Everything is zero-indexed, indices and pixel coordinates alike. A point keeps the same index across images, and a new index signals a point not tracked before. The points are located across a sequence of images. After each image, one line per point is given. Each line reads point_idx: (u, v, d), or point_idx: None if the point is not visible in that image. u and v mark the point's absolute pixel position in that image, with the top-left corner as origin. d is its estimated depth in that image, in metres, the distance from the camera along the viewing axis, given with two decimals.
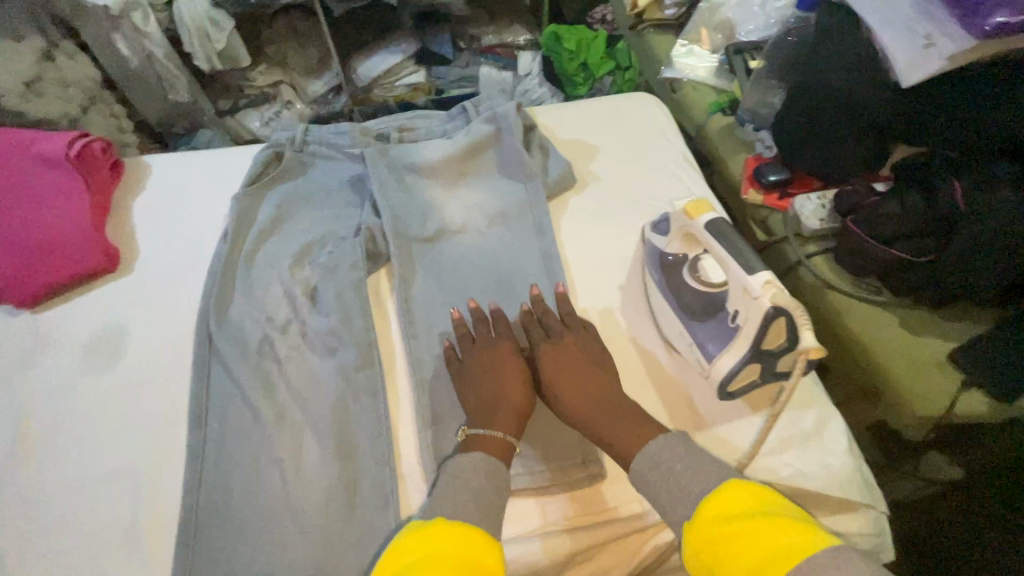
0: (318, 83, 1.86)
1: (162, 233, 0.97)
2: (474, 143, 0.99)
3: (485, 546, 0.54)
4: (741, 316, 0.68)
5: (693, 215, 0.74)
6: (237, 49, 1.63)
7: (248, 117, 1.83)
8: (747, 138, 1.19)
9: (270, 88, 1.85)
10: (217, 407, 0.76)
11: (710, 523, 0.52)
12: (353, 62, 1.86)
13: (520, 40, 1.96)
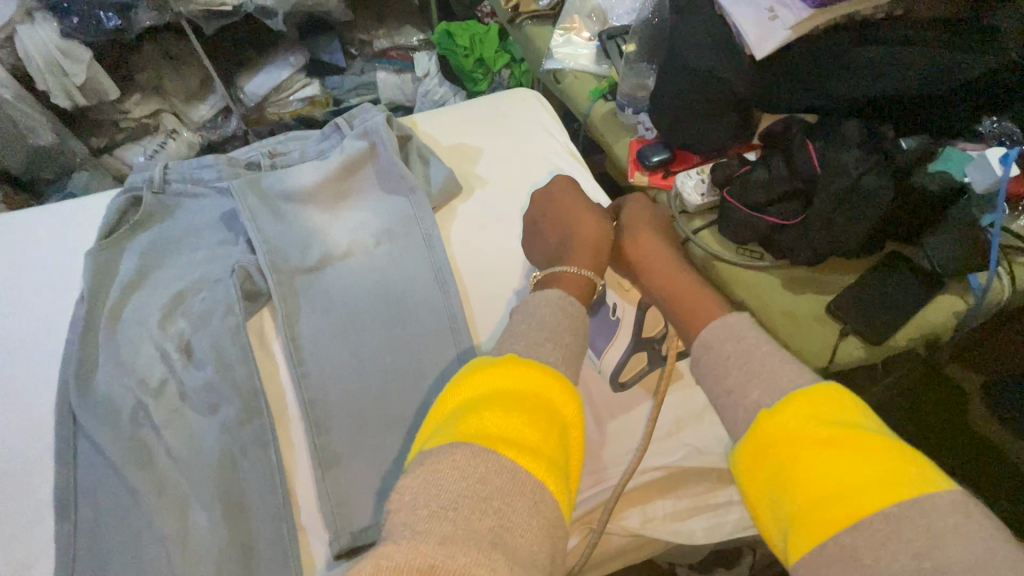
0: (204, 108, 1.76)
1: (7, 303, 0.86)
2: (350, 161, 0.95)
3: (563, 395, 0.48)
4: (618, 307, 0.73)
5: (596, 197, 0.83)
6: (104, 82, 1.48)
7: (129, 152, 1.71)
8: (628, 122, 1.21)
9: (149, 119, 1.71)
10: (87, 490, 0.69)
11: (789, 423, 0.46)
12: (238, 80, 1.77)
13: (413, 40, 1.93)
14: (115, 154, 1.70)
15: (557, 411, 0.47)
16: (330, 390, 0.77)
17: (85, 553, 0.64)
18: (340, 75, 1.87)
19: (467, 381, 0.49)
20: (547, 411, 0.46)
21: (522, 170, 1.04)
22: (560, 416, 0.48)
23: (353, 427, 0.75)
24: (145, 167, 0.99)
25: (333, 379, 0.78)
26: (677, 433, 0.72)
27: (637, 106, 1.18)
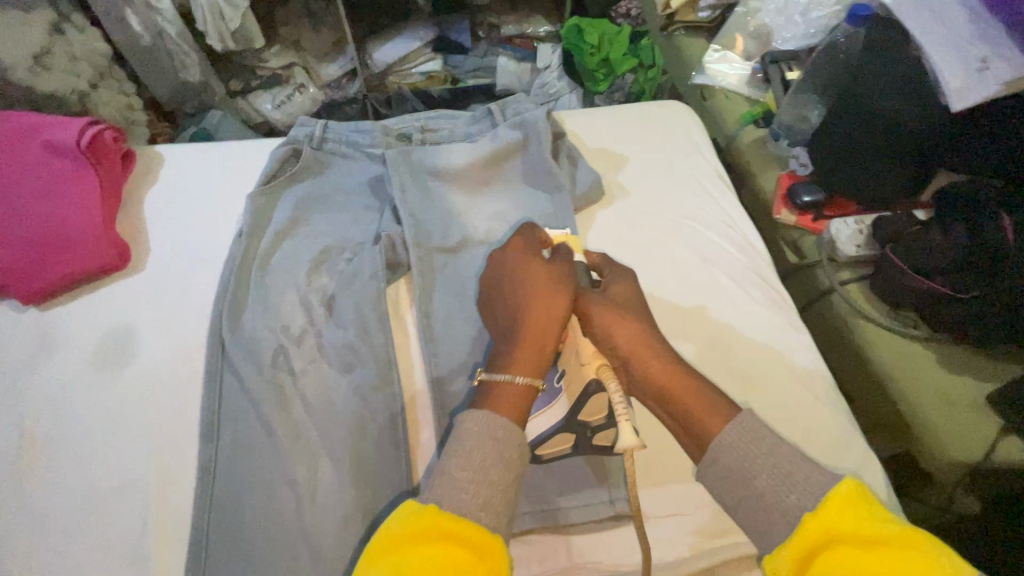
0: (333, 67, 1.79)
1: (174, 229, 0.93)
2: (500, 150, 0.96)
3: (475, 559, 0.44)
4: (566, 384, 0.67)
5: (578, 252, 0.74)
6: (252, 30, 1.56)
7: (259, 100, 1.76)
8: (780, 153, 1.15)
9: (283, 70, 1.75)
10: (228, 420, 0.73)
11: (844, 520, 0.45)
12: (370, 47, 1.80)
13: (540, 31, 1.89)
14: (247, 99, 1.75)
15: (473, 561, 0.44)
16: (456, 374, 0.77)
17: (222, 480, 0.68)
18: (464, 55, 1.88)
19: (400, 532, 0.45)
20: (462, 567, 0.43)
21: (668, 185, 1.00)
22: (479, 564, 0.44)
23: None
24: (306, 120, 1.03)
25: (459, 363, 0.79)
26: None
27: (795, 139, 1.12)
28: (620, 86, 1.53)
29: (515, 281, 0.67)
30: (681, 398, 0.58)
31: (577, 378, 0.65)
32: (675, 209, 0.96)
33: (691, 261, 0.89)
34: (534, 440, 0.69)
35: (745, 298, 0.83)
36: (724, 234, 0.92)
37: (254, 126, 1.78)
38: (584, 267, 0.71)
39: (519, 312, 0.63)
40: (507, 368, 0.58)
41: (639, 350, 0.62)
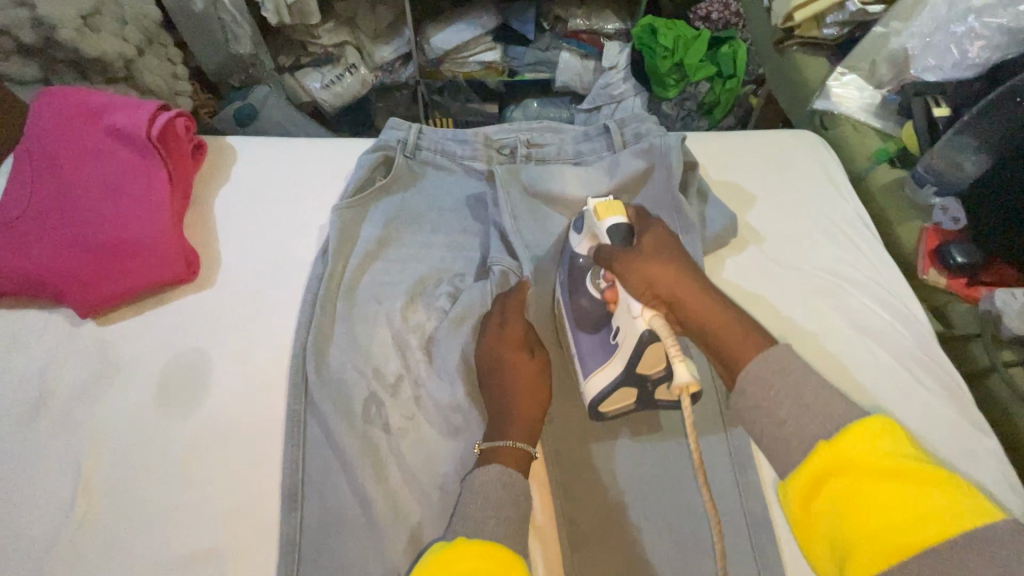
0: (387, 49, 1.53)
1: (250, 239, 0.83)
2: (624, 182, 0.85)
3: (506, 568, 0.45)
4: (620, 333, 0.62)
5: (605, 217, 0.66)
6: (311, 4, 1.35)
7: (307, 77, 1.51)
8: (922, 202, 1.01)
9: (336, 48, 1.51)
10: (315, 482, 0.63)
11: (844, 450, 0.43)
12: (427, 29, 1.51)
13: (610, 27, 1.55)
14: (295, 76, 1.52)
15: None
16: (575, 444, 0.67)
17: (310, 559, 0.59)
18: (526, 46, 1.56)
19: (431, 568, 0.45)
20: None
21: (809, 232, 0.87)
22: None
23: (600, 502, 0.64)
24: (399, 124, 0.91)
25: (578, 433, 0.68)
26: None
27: (943, 188, 0.98)
28: (690, 95, 1.52)
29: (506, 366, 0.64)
30: (733, 344, 0.53)
31: (629, 331, 0.60)
32: (819, 263, 0.84)
33: (845, 332, 0.76)
34: (593, 400, 0.64)
35: (918, 389, 0.72)
36: (881, 301, 0.80)
37: (301, 105, 1.55)
38: (622, 231, 0.64)
39: (501, 411, 0.62)
40: (496, 437, 0.60)
41: (692, 298, 0.57)
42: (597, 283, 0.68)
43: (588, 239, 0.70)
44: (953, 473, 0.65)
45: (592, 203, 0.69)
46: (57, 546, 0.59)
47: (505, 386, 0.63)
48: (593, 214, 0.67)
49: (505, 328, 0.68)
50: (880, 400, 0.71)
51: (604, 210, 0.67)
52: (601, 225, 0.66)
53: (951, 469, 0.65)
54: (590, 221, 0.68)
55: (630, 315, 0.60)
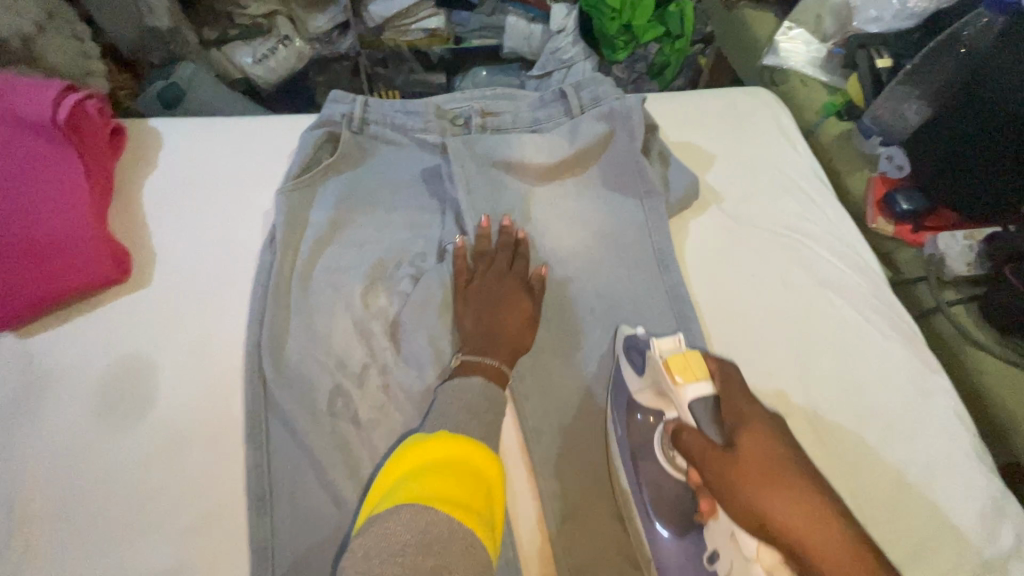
0: (322, 18, 1.42)
1: (186, 231, 0.76)
2: (582, 150, 0.82)
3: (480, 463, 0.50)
4: (707, 519, 0.53)
5: (683, 380, 0.55)
6: None
7: (237, 51, 1.40)
8: (869, 152, 1.04)
9: (264, 19, 1.41)
10: (283, 486, 0.60)
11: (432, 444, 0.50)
12: None
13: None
14: (222, 50, 1.39)
15: (483, 476, 0.49)
16: (552, 418, 0.66)
17: (284, 564, 0.56)
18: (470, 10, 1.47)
19: (407, 456, 0.50)
20: (475, 478, 0.48)
21: (767, 189, 0.87)
22: (484, 478, 0.49)
23: (581, 475, 0.63)
24: (342, 96, 0.85)
25: (553, 408, 0.67)
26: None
27: (889, 137, 1.01)
28: (640, 57, 1.48)
29: (486, 289, 0.70)
30: (813, 539, 0.43)
31: (732, 555, 0.49)
32: (778, 220, 0.84)
33: (806, 286, 0.78)
34: (680, 561, 0.54)
35: (878, 337, 0.73)
36: (838, 253, 0.81)
37: (231, 83, 1.42)
38: (708, 405, 0.54)
39: (490, 329, 0.66)
40: (482, 354, 0.64)
41: (753, 466, 0.47)
42: (667, 452, 0.59)
43: (652, 389, 0.60)
44: (908, 412, 0.68)
45: (659, 345, 0.59)
46: None
47: (500, 312, 0.68)
48: (666, 373, 0.56)
49: (506, 267, 0.72)
50: (842, 349, 0.72)
51: (677, 363, 0.56)
52: (677, 391, 0.55)
53: (909, 410, 0.68)
54: (659, 373, 0.57)
55: (737, 543, 0.48)
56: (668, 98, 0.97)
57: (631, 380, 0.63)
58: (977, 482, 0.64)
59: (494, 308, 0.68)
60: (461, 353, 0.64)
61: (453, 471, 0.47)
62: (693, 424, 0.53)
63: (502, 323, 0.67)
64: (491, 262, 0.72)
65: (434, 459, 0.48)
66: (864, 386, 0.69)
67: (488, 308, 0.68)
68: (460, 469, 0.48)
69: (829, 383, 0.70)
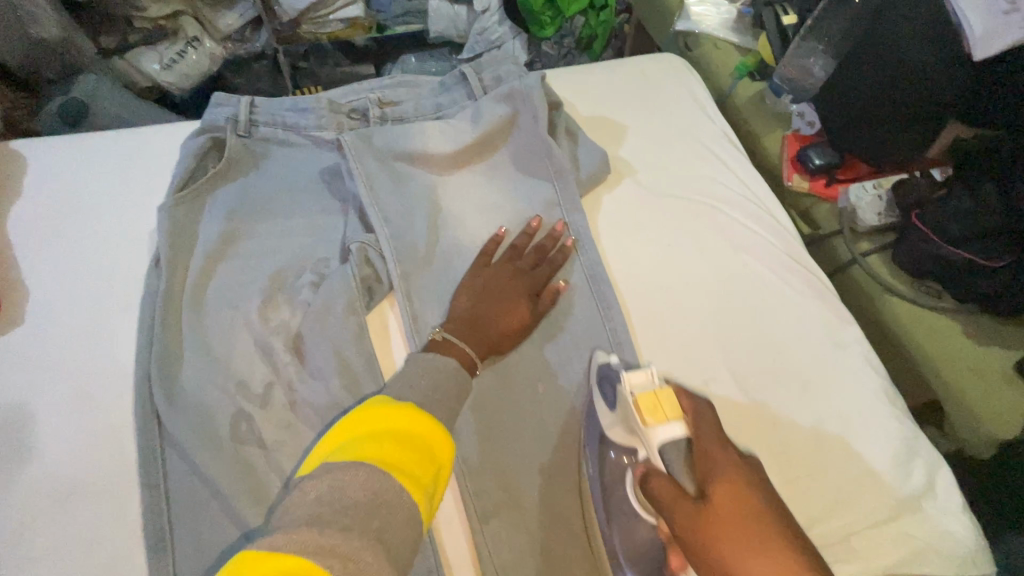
0: (231, 14, 1.29)
1: (60, 260, 0.69)
2: (487, 133, 0.79)
3: (432, 433, 0.46)
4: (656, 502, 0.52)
5: (653, 422, 0.50)
6: None
7: (142, 58, 1.24)
8: (782, 110, 1.05)
9: (168, 20, 1.25)
10: (186, 522, 0.56)
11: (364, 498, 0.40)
12: None
13: None
14: (126, 58, 1.24)
15: (434, 452, 0.45)
16: (471, 416, 0.64)
17: None
18: None
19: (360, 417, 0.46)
20: (424, 451, 0.45)
21: (679, 157, 0.86)
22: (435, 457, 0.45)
23: (502, 473, 0.61)
24: (225, 98, 0.79)
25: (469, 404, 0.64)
26: (896, 521, 0.60)
27: (798, 94, 1.01)
28: (567, 32, 1.43)
29: (494, 282, 0.68)
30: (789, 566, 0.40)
31: (681, 542, 0.48)
32: (690, 187, 0.83)
33: (720, 250, 0.77)
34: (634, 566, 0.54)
35: (792, 294, 0.74)
36: (751, 215, 0.81)
37: (141, 92, 1.28)
38: (678, 448, 0.50)
39: (476, 319, 0.65)
40: (461, 339, 0.63)
41: (728, 519, 0.42)
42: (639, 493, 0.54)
43: (624, 425, 0.55)
44: (824, 368, 0.69)
45: (631, 382, 0.53)
46: None
47: (498, 305, 0.66)
48: (636, 413, 0.51)
49: (528, 268, 0.70)
50: (759, 310, 0.72)
51: (650, 402, 0.51)
52: (647, 436, 0.50)
53: (823, 362, 0.69)
54: (629, 413, 0.52)
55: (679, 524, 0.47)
56: (575, 71, 0.95)
57: (604, 418, 0.58)
58: (891, 427, 0.65)
59: (499, 301, 0.66)
60: (444, 329, 0.64)
61: (403, 441, 0.44)
62: (662, 469, 0.49)
63: (493, 317, 0.65)
64: (522, 256, 0.72)
65: (385, 426, 0.45)
66: (781, 344, 0.70)
67: (492, 300, 0.66)
68: (412, 440, 0.45)
69: (748, 345, 0.70)
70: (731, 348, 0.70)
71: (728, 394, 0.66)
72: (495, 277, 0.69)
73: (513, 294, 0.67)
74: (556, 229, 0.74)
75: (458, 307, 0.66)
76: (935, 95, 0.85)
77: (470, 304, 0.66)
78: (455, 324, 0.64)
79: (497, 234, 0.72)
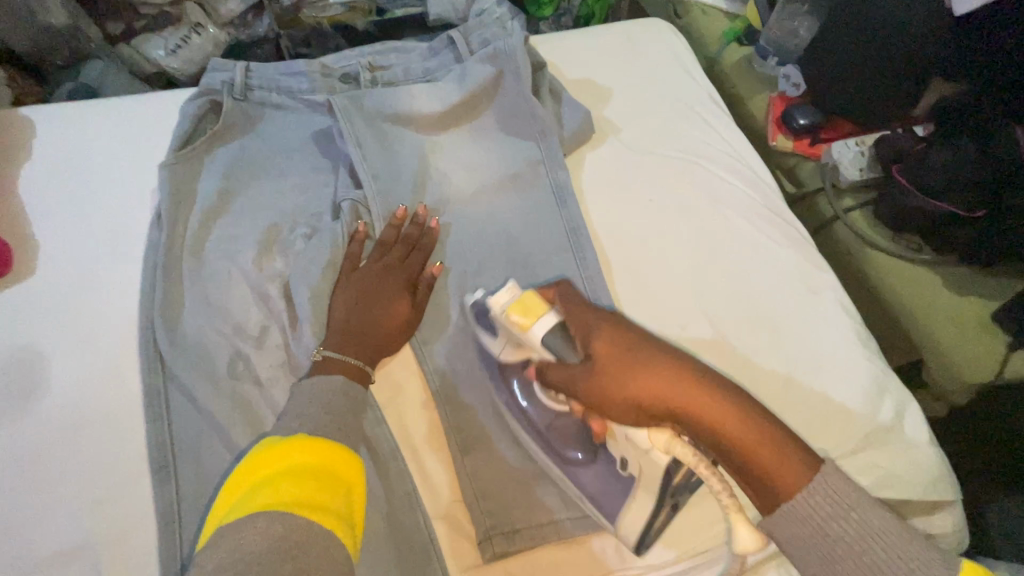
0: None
1: (67, 217, 0.73)
2: (473, 95, 0.82)
3: (342, 464, 0.46)
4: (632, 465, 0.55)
5: (530, 323, 0.51)
6: None
7: (147, 44, 1.26)
8: (769, 74, 1.06)
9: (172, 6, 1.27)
10: (187, 451, 0.60)
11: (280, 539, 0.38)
12: None
13: None
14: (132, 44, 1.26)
15: (341, 476, 0.45)
16: (457, 359, 0.67)
17: (193, 524, 0.57)
18: None
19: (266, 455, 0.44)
20: (332, 478, 0.44)
21: (663, 116, 0.88)
22: (343, 479, 0.45)
23: (481, 410, 0.65)
24: (222, 64, 0.82)
25: (452, 346, 0.68)
26: (863, 451, 0.62)
27: (784, 57, 1.03)
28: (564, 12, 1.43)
29: (371, 288, 0.66)
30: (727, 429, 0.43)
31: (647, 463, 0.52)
32: (673, 144, 0.85)
33: (700, 203, 0.80)
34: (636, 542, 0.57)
35: (769, 243, 0.76)
36: (732, 170, 0.83)
37: (147, 79, 1.31)
38: (559, 337, 0.50)
39: (357, 328, 0.62)
40: (345, 353, 0.60)
41: (613, 363, 0.46)
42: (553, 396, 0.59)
43: (511, 342, 0.57)
44: (798, 312, 0.71)
45: (497, 303, 0.54)
46: None
47: (378, 308, 0.64)
48: (510, 320, 0.53)
49: (399, 261, 0.69)
50: (736, 259, 0.75)
51: (520, 302, 0.53)
52: (526, 337, 0.52)
53: (797, 307, 0.71)
54: (508, 328, 0.54)
55: (640, 447, 0.51)
56: (562, 37, 0.97)
57: (494, 345, 0.60)
58: (861, 365, 0.67)
59: (376, 302, 0.64)
60: (325, 348, 0.61)
61: (309, 472, 0.43)
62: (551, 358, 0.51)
63: (374, 321, 0.63)
64: (389, 251, 0.69)
65: (296, 462, 0.44)
66: (757, 289, 0.72)
67: (369, 303, 0.64)
68: (317, 469, 0.44)
69: (724, 291, 0.72)
70: (707, 293, 0.72)
71: (703, 336, 0.69)
72: (373, 279, 0.67)
73: (392, 293, 0.66)
74: (419, 214, 0.72)
75: (333, 321, 0.63)
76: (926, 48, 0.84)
77: (351, 310, 0.64)
78: (334, 339, 0.62)
79: (392, 216, 0.71)
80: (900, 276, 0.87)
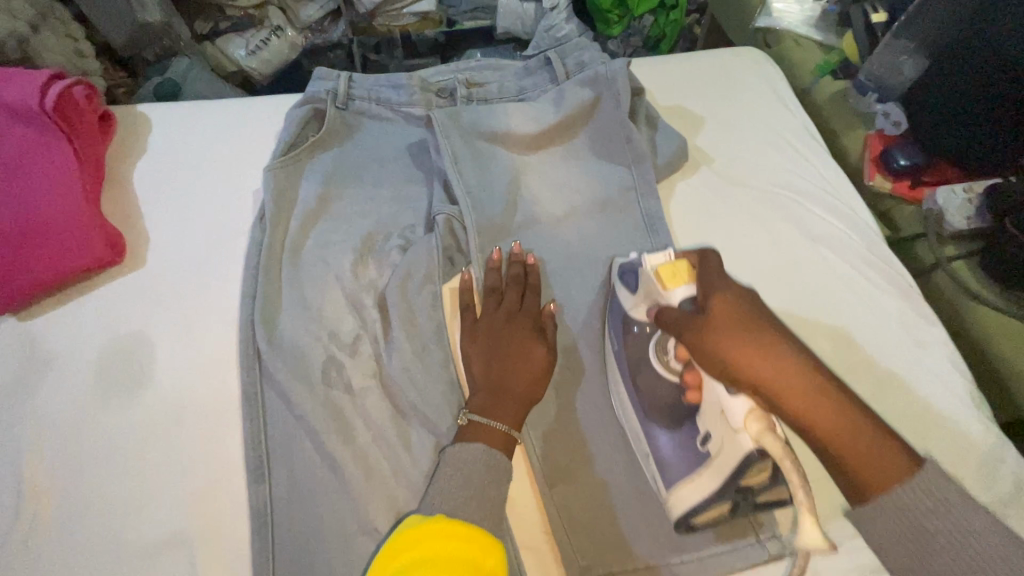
0: (313, 6, 1.35)
1: (175, 214, 0.76)
2: (568, 117, 0.82)
3: (482, 550, 0.48)
4: (714, 442, 0.55)
5: (671, 286, 0.58)
6: None
7: (230, 44, 1.31)
8: (864, 109, 1.02)
9: (256, 9, 1.32)
10: (281, 452, 0.61)
11: None
12: None
13: None
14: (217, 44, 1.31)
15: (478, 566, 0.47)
16: None
17: (283, 529, 0.57)
18: None
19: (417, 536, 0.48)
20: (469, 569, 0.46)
21: (760, 149, 0.86)
22: (479, 567, 0.47)
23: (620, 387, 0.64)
24: (326, 73, 0.84)
25: (598, 382, 0.68)
26: None
27: (885, 93, 0.98)
28: (634, 31, 1.41)
29: (499, 334, 0.64)
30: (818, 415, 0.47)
31: (731, 447, 0.52)
32: (769, 178, 0.83)
33: (798, 241, 0.77)
34: (681, 516, 0.57)
35: (872, 291, 0.73)
36: (831, 208, 0.80)
37: (228, 78, 1.35)
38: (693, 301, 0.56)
39: (504, 384, 0.60)
40: (490, 415, 0.58)
41: (721, 319, 0.50)
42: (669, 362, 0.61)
43: (646, 302, 0.62)
44: (907, 364, 0.67)
45: (652, 261, 0.61)
46: (6, 558, 0.55)
47: (512, 360, 0.62)
48: (656, 280, 0.59)
49: (516, 304, 0.67)
50: (834, 302, 0.72)
51: (668, 275, 0.59)
52: (666, 296, 0.58)
53: (907, 360, 0.67)
54: (651, 283, 0.60)
55: (731, 427, 0.52)
56: (654, 60, 0.96)
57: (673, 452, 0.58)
58: (975, 433, 0.63)
59: (511, 350, 0.62)
60: (468, 411, 0.59)
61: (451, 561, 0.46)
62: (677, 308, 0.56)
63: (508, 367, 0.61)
64: (500, 300, 0.67)
65: (440, 551, 0.47)
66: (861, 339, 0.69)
67: (509, 347, 0.62)
68: (457, 559, 0.47)
69: (820, 336, 0.69)
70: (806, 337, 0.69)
71: None
72: (497, 314, 0.66)
73: (528, 349, 0.63)
74: (515, 253, 0.71)
75: (473, 378, 0.62)
76: (1000, 55, 0.81)
77: (492, 345, 0.63)
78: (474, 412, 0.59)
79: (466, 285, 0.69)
80: (1007, 335, 0.82)
